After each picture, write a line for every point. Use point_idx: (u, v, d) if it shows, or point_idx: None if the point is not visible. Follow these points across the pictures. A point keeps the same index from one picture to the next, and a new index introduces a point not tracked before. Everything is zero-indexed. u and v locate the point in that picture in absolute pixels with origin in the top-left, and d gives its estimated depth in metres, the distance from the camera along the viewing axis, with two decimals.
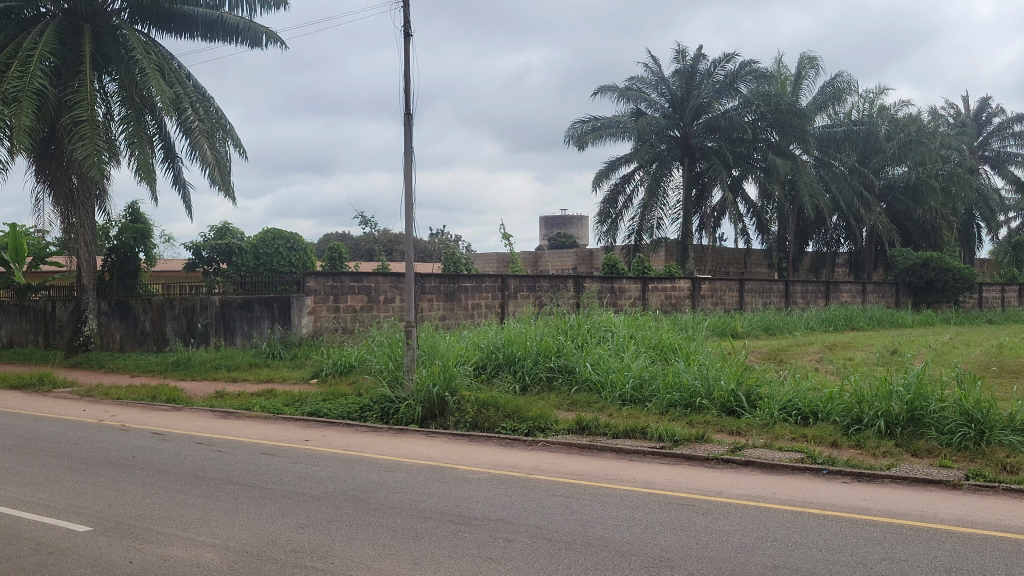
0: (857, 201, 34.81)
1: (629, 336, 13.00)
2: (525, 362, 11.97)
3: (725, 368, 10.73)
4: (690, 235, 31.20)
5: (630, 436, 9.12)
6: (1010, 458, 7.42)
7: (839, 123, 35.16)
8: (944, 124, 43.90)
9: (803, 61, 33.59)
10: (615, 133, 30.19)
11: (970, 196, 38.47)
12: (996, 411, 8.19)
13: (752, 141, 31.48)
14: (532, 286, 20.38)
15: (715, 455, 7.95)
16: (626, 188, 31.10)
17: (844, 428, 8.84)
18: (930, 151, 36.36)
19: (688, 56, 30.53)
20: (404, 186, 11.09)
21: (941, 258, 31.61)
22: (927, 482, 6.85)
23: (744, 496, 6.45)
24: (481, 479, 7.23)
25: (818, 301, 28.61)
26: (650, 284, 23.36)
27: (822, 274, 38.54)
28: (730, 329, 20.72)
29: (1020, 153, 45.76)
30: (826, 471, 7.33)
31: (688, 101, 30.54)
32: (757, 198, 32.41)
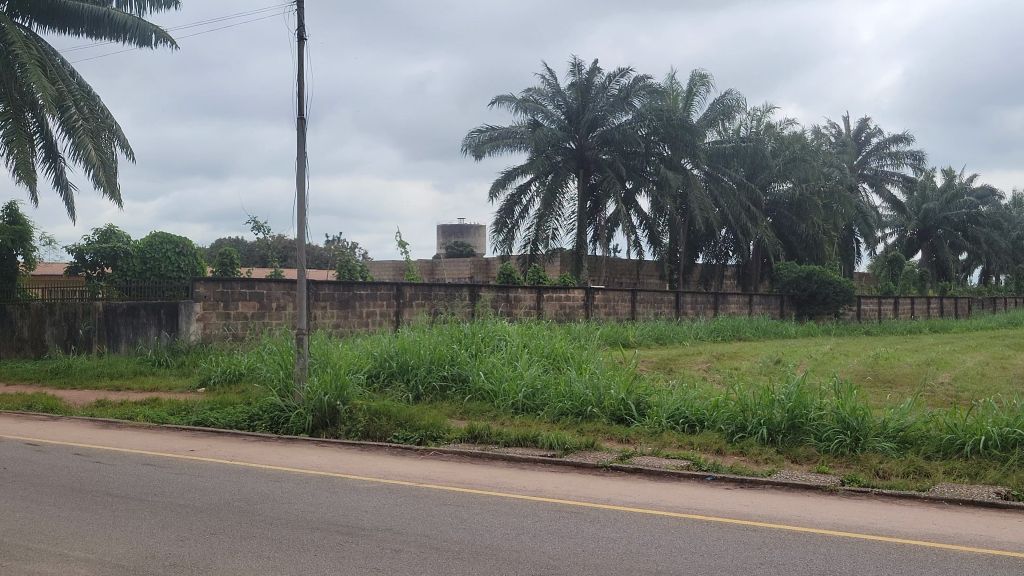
0: (744, 215, 35.88)
1: (522, 344, 13.06)
2: (418, 370, 11.91)
3: (615, 377, 10.93)
4: (584, 246, 31.64)
5: (521, 444, 9.18)
6: (883, 464, 7.75)
7: (728, 139, 36.16)
8: (826, 143, 45.65)
9: (694, 78, 34.47)
10: (511, 143, 30.43)
11: (849, 212, 40.11)
12: (870, 419, 8.55)
13: (645, 154, 32.14)
14: (427, 295, 20.31)
15: (604, 463, 8.06)
16: (523, 198, 31.32)
17: (728, 435, 9.07)
18: (814, 169, 37.76)
19: (583, 70, 30.93)
20: (296, 192, 10.91)
21: (823, 272, 32.77)
22: (805, 488, 7.09)
23: (631, 503, 6.55)
24: (370, 488, 7.16)
25: (707, 311, 29.34)
26: (544, 294, 23.59)
27: (711, 285, 39.56)
28: (622, 338, 21.06)
29: (896, 172, 47.92)
30: (711, 477, 7.51)
31: (584, 114, 30.96)
32: (649, 211, 33.04)
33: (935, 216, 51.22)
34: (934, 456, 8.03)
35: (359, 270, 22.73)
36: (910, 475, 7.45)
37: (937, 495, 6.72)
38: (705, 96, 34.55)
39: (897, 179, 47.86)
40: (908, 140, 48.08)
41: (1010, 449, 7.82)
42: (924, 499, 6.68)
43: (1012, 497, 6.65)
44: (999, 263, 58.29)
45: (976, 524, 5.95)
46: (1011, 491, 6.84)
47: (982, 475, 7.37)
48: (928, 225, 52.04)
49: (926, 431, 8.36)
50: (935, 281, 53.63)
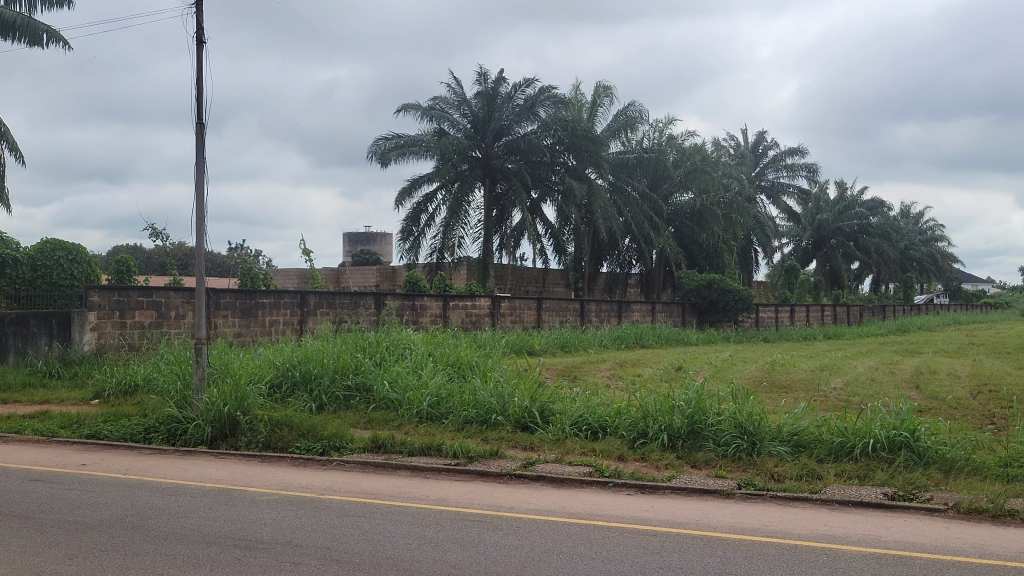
0: (647, 224, 36.50)
1: (427, 353, 13.00)
2: (321, 380, 11.75)
3: (520, 385, 10.96)
4: (491, 254, 31.73)
5: (425, 453, 9.14)
6: (778, 468, 7.96)
7: (632, 150, 36.71)
8: (725, 154, 46.86)
9: (598, 90, 34.96)
10: (417, 151, 30.33)
11: (748, 223, 41.20)
12: (766, 424, 8.78)
13: (551, 164, 32.43)
14: (331, 303, 20.05)
15: (507, 471, 8.08)
16: (428, 207, 31.24)
17: (630, 441, 9.19)
18: (714, 180, 38.68)
19: (489, 79, 31.01)
20: (195, 199, 10.66)
21: (723, 280, 33.52)
22: (703, 492, 7.24)
23: (534, 510, 6.58)
24: (270, 501, 7.02)
25: (611, 319, 29.70)
26: (451, 301, 23.57)
27: (615, 294, 40.17)
28: (527, 346, 21.16)
29: (791, 184, 49.43)
30: (612, 483, 7.60)
31: (489, 123, 31.05)
32: (555, 220, 33.32)
33: (828, 226, 53.08)
34: (827, 459, 8.29)
35: (262, 278, 22.31)
36: (804, 478, 7.67)
37: (828, 497, 6.93)
38: (609, 107, 35.05)
39: (792, 190, 49.36)
40: (803, 153, 49.66)
41: (896, 451, 8.13)
42: (817, 501, 6.89)
43: (899, 497, 6.92)
44: (887, 271, 60.67)
45: (864, 524, 6.17)
46: (897, 491, 7.12)
47: (870, 477, 7.63)
48: (822, 235, 53.85)
49: (819, 434, 8.62)
50: (828, 289, 55.49)
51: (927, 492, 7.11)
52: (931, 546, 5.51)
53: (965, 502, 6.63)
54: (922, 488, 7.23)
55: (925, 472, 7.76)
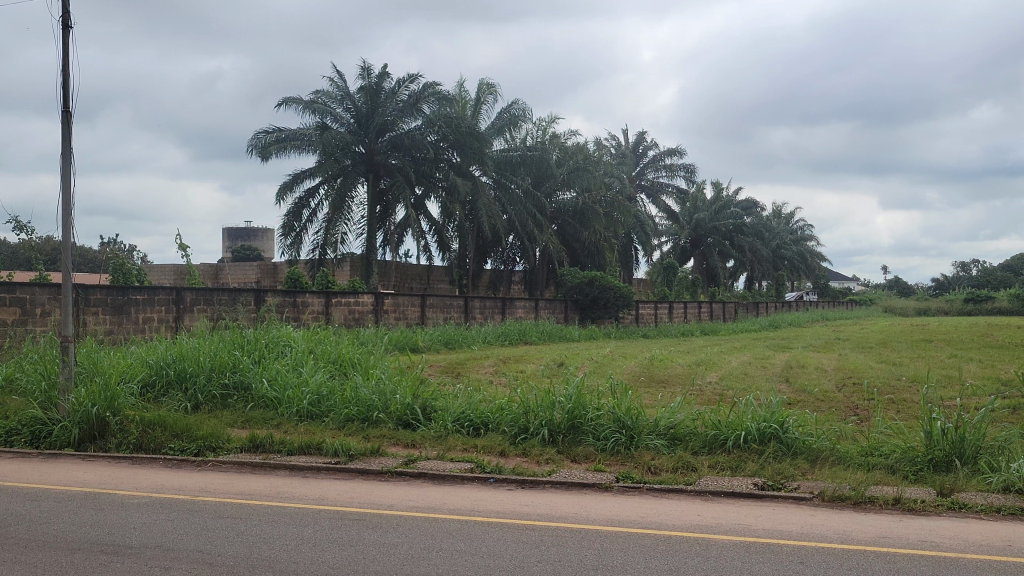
0: (531, 221, 36.79)
1: (308, 351, 12.75)
2: (197, 378, 11.41)
3: (402, 382, 10.91)
4: (374, 251, 31.44)
5: (304, 452, 8.98)
6: (654, 461, 8.14)
7: (515, 148, 36.92)
8: (607, 154, 47.67)
9: (482, 87, 35.09)
10: (299, 145, 29.76)
11: (629, 221, 41.95)
12: (643, 417, 8.97)
13: (435, 160, 32.35)
14: (208, 299, 19.51)
15: (388, 468, 8.02)
16: (310, 202, 30.72)
17: (511, 437, 9.24)
18: (596, 179, 39.31)
19: (373, 73, 30.73)
20: (61, 191, 10.20)
21: (604, 277, 34.08)
22: (582, 486, 7.34)
23: (415, 507, 6.54)
24: (141, 504, 6.78)
25: (495, 316, 29.79)
26: (333, 298, 23.26)
27: (499, 291, 40.38)
28: (411, 343, 21.04)
29: (670, 184, 50.64)
30: (493, 479, 7.64)
31: (373, 118, 30.78)
32: (439, 216, 33.21)
33: (705, 226, 54.60)
34: (701, 451, 8.51)
35: (136, 274, 21.56)
36: (679, 470, 7.88)
37: (702, 488, 7.12)
38: (493, 105, 35.21)
39: (671, 190, 50.59)
40: (681, 153, 50.92)
41: (766, 442, 8.41)
42: (691, 492, 7.07)
43: (768, 487, 7.17)
44: (760, 269, 62.84)
45: (734, 513, 6.37)
46: (767, 481, 7.37)
47: (742, 468, 7.89)
48: (700, 234, 55.35)
49: (694, 427, 8.85)
50: (705, 287, 57.05)
51: (795, 482, 7.39)
52: (797, 533, 5.72)
53: (830, 490, 6.91)
54: (790, 478, 7.51)
55: (793, 462, 8.07)
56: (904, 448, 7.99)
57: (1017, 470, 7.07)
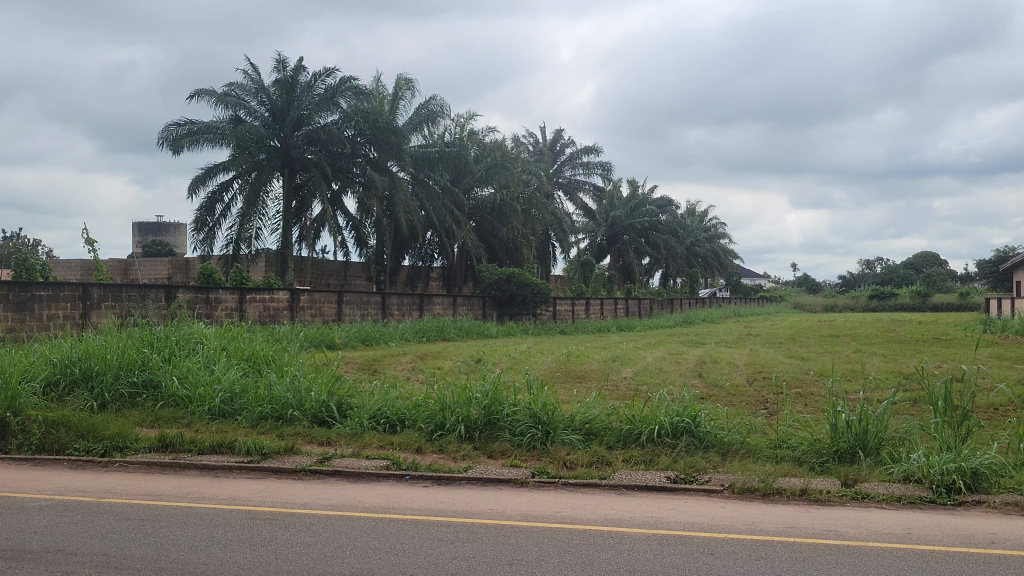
0: (449, 218, 36.72)
1: (221, 347, 12.48)
2: (104, 377, 11.08)
3: (317, 379, 10.77)
4: (290, 247, 31.00)
5: (216, 452, 8.80)
6: (570, 456, 8.21)
7: (433, 144, 36.77)
8: (525, 151, 47.88)
9: (400, 83, 34.86)
10: (211, 138, 29.18)
11: (547, 217, 42.16)
12: (559, 413, 9.02)
13: (351, 155, 32.02)
14: (117, 295, 18.96)
15: (302, 466, 7.91)
16: (224, 196, 30.13)
17: (427, 433, 9.21)
18: (514, 176, 39.45)
19: (288, 67, 30.28)
20: None
21: (522, 274, 34.14)
22: (498, 482, 7.35)
23: (329, 506, 6.45)
24: (41, 506, 6.55)
25: (413, 312, 29.64)
26: (247, 295, 22.85)
27: (417, 287, 40.19)
28: (327, 340, 20.80)
29: (587, 181, 51.12)
30: (409, 476, 7.60)
31: (288, 112, 30.33)
32: (355, 211, 32.89)
33: (621, 223, 55.22)
34: (616, 446, 8.61)
35: (39, 270, 20.84)
36: (593, 465, 7.96)
37: (616, 482, 7.20)
38: (410, 100, 35.03)
39: (588, 187, 51.07)
40: (598, 151, 51.42)
41: (680, 436, 8.54)
42: (605, 487, 7.15)
43: (680, 480, 7.28)
44: (675, 267, 63.84)
45: (647, 506, 6.47)
46: (679, 475, 7.49)
47: (655, 461, 8.00)
48: (616, 232, 55.95)
49: (609, 422, 8.95)
50: (621, 284, 57.73)
51: (706, 475, 7.53)
52: (707, 525, 5.82)
53: (739, 482, 7.06)
54: (702, 471, 7.65)
55: (704, 455, 8.22)
56: (810, 441, 8.21)
57: (916, 459, 7.32)
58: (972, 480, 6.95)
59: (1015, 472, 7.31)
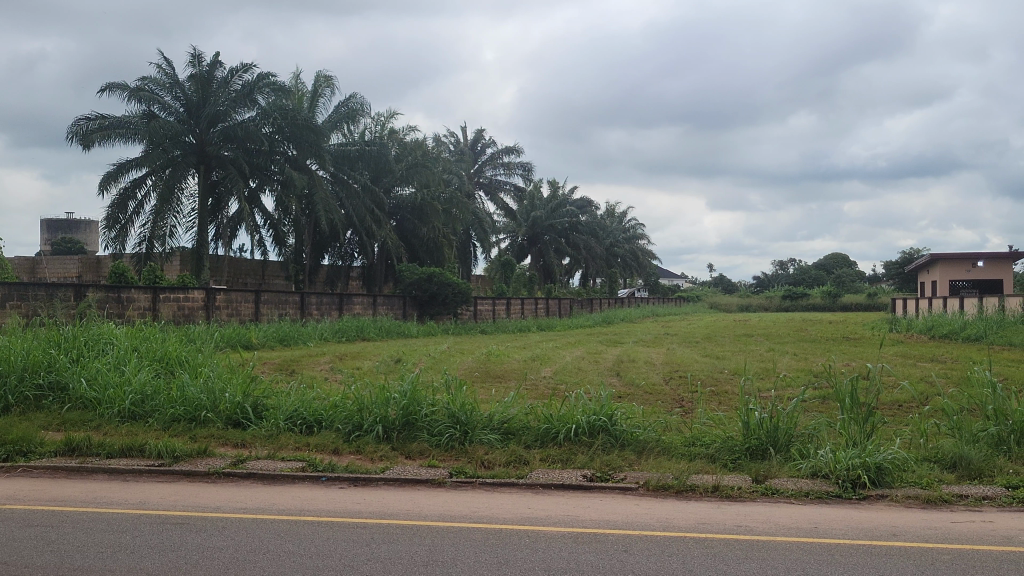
0: (369, 217, 36.45)
1: (132, 349, 12.14)
2: (7, 379, 10.69)
3: (232, 380, 10.56)
4: (206, 245, 30.40)
5: (126, 455, 8.57)
6: (488, 455, 8.21)
7: (353, 142, 36.45)
8: (445, 150, 47.78)
9: (320, 79, 34.46)
10: (123, 134, 28.23)
11: (468, 217, 42.15)
12: (478, 412, 9.01)
13: (270, 153, 31.52)
14: (23, 294, 18.44)
15: (215, 469, 7.76)
16: (137, 193, 29.40)
17: (345, 434, 9.10)
18: (434, 175, 39.35)
19: (204, 61, 29.65)
20: None
21: (443, 274, 34.04)
22: (415, 482, 7.31)
23: (242, 509, 6.34)
24: None
25: (332, 312, 29.31)
26: (161, 294, 22.34)
27: (336, 287, 39.81)
28: (244, 340, 20.43)
29: (507, 182, 51.30)
30: (325, 478, 7.51)
31: (204, 108, 29.72)
32: (274, 210, 32.42)
33: (542, 223, 55.55)
34: (533, 444, 8.64)
35: None
36: (511, 464, 8.00)
37: (532, 481, 7.23)
38: (330, 98, 34.64)
39: (508, 187, 51.25)
40: (518, 152, 51.58)
41: (596, 435, 8.62)
42: (522, 486, 7.17)
43: (597, 478, 7.35)
44: (595, 267, 64.47)
45: (564, 505, 6.52)
46: (595, 473, 7.57)
47: (571, 460, 8.07)
48: (537, 231, 56.25)
49: (527, 421, 8.99)
50: (542, 284, 58.07)
51: (622, 473, 7.62)
52: (623, 523, 5.88)
53: (654, 480, 7.16)
54: (618, 469, 7.74)
55: (621, 453, 8.32)
56: (723, 438, 8.35)
57: (823, 455, 7.51)
58: (876, 474, 7.18)
59: (916, 466, 7.55)
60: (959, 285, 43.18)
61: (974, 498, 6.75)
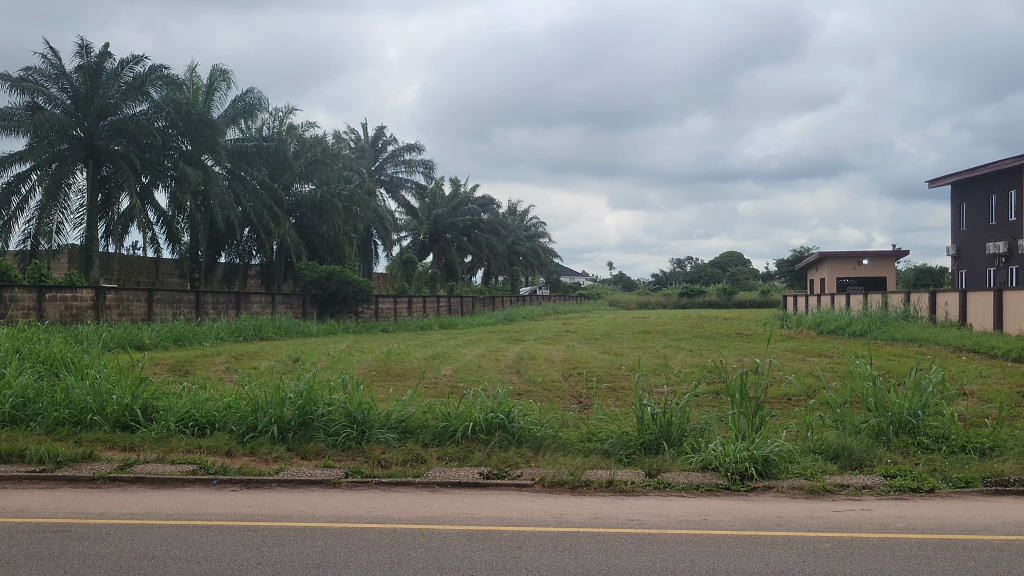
0: (267, 214, 35.77)
1: (12, 351, 11.61)
2: None
3: (120, 381, 10.21)
4: (95, 243, 29.36)
5: (5, 461, 8.20)
6: (385, 454, 8.15)
7: (250, 137, 35.67)
8: (346, 147, 47.25)
9: (215, 73, 33.63)
10: (7, 127, 27.19)
11: (369, 215, 41.76)
12: (375, 411, 8.91)
13: (162, 148, 30.56)
14: None
15: (101, 474, 7.49)
16: (21, 188, 28.17)
17: (239, 436, 8.90)
18: (334, 172, 38.80)
19: (92, 53, 28.55)
20: None
21: (343, 272, 33.54)
22: (309, 483, 7.20)
23: (127, 515, 6.13)
24: None
25: (228, 311, 28.67)
26: (47, 293, 21.51)
27: (234, 285, 39.01)
28: (135, 340, 19.83)
29: (408, 179, 51.00)
30: (216, 480, 7.33)
31: (93, 100, 28.61)
32: (167, 207, 31.48)
33: (443, 221, 55.43)
34: (431, 442, 8.59)
35: None
36: (409, 463, 7.95)
37: (430, 479, 7.21)
38: (226, 92, 33.85)
39: (410, 185, 50.96)
40: (420, 149, 51.32)
41: (493, 432, 8.63)
42: (419, 484, 7.14)
43: (493, 476, 7.36)
44: (496, 265, 64.64)
45: (460, 503, 6.50)
46: (492, 470, 7.57)
47: (469, 458, 8.07)
48: (438, 229, 56.08)
49: (425, 420, 8.92)
50: (444, 282, 57.90)
51: (518, 469, 7.65)
52: (518, 519, 5.91)
53: (549, 476, 7.21)
54: (514, 466, 7.77)
55: (518, 450, 8.35)
56: (618, 433, 8.47)
57: (714, 448, 7.67)
58: (763, 466, 7.38)
59: (801, 458, 7.78)
60: (845, 282, 44.92)
61: (855, 487, 7.01)
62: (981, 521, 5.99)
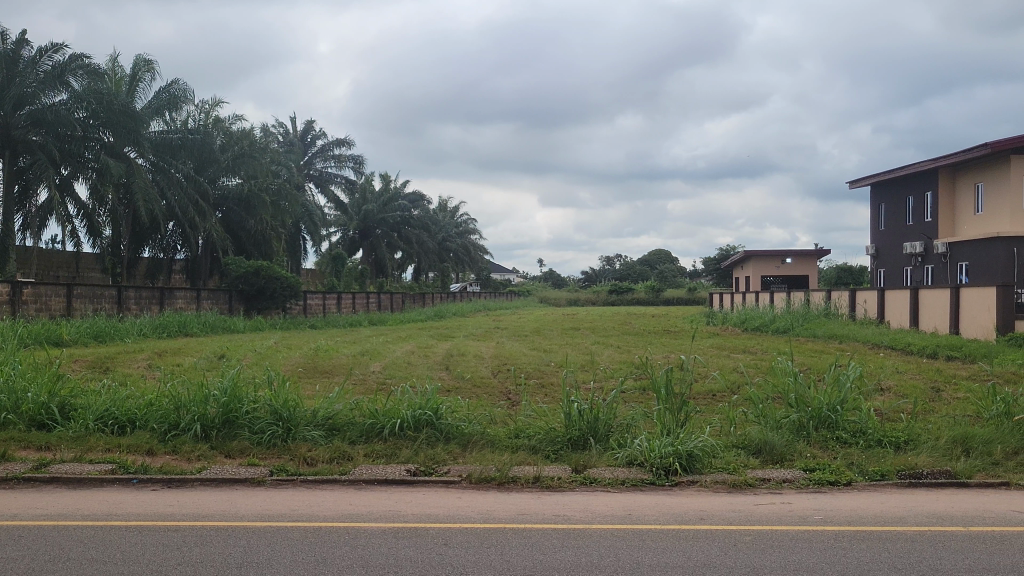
0: (192, 208, 35.12)
1: None
2: None
3: (36, 379, 9.89)
4: (11, 235, 28.41)
5: None
6: (310, 452, 8.06)
7: (175, 130, 34.89)
8: (274, 141, 46.63)
9: (139, 63, 32.81)
10: None
11: (297, 211, 41.28)
12: (301, 409, 8.80)
13: (83, 139, 29.70)
14: None
15: (16, 474, 7.27)
16: None
17: (161, 434, 8.71)
18: (262, 166, 38.27)
19: (8, 39, 27.57)
20: None
21: (270, 267, 33.03)
22: (233, 482, 7.08)
23: (41, 517, 5.95)
24: None
25: (151, 307, 28.02)
26: None
27: (157, 280, 38.17)
28: (53, 337, 19.26)
29: (338, 175, 50.52)
30: (136, 480, 7.16)
31: (9, 89, 27.63)
32: (88, 199, 30.65)
33: (373, 217, 55.00)
34: (358, 440, 8.53)
35: None
36: (335, 460, 7.88)
37: (355, 477, 7.14)
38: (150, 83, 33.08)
39: (339, 180, 50.47)
40: (349, 144, 50.83)
41: (421, 429, 8.58)
42: (345, 482, 7.07)
43: (420, 473, 7.33)
44: (427, 261, 64.37)
45: (386, 500, 6.46)
46: (419, 467, 7.54)
47: (396, 455, 8.03)
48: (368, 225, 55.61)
49: (352, 417, 8.84)
50: (374, 278, 57.45)
51: (445, 466, 7.64)
52: (444, 516, 5.90)
53: (476, 473, 7.20)
54: (441, 463, 7.77)
55: (446, 447, 8.32)
56: (546, 429, 8.49)
57: (639, 444, 7.75)
58: (688, 461, 7.49)
59: (724, 453, 7.91)
60: (769, 280, 45.77)
61: (776, 481, 7.15)
62: (895, 512, 6.16)
